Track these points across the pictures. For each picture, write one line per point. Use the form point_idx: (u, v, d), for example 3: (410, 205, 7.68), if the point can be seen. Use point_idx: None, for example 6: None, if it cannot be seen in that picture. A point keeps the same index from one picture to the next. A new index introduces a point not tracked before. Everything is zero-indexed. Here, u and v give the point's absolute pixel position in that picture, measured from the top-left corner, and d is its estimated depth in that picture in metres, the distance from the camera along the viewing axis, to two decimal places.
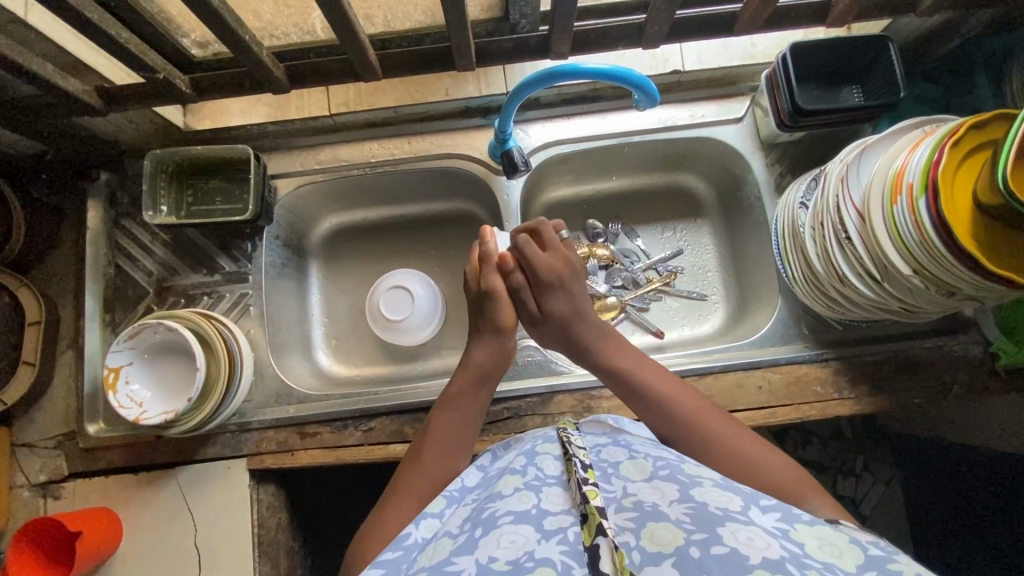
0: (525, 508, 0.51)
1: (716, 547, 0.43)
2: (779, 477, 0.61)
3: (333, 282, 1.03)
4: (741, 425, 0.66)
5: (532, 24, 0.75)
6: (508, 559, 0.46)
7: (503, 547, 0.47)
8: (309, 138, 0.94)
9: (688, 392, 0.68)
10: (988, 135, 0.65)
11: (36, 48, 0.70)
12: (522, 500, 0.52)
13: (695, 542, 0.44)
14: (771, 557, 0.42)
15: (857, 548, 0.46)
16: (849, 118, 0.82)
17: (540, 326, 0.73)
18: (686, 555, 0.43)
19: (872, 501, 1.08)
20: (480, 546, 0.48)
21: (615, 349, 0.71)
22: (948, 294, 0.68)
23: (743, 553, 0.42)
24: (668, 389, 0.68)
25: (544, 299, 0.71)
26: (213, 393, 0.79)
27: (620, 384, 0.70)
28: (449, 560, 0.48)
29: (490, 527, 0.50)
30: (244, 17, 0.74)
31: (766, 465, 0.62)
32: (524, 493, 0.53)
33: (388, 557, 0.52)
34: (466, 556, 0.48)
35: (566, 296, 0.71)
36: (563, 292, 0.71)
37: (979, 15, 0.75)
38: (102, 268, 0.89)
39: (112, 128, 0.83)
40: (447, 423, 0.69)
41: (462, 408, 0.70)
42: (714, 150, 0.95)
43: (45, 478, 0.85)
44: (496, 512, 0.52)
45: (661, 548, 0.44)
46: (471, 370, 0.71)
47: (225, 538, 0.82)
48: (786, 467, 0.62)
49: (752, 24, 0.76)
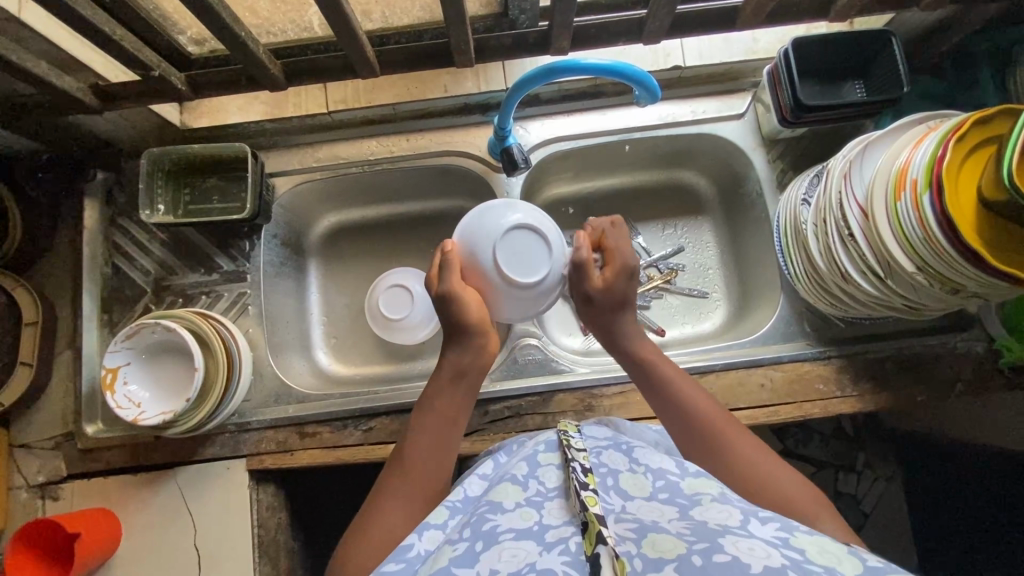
0: (526, 526, 0.51)
1: (718, 555, 0.43)
2: (793, 493, 0.59)
3: (332, 281, 1.02)
4: (758, 440, 0.64)
5: (531, 19, 0.74)
6: (509, 571, 0.46)
7: (504, 560, 0.47)
8: (307, 136, 0.93)
9: (710, 402, 0.67)
10: (993, 130, 0.65)
11: (30, 46, 0.69)
12: (523, 518, 0.52)
13: (698, 550, 0.44)
14: (773, 565, 0.42)
15: (856, 558, 0.45)
16: (850, 113, 0.81)
17: (596, 302, 0.71)
18: (688, 562, 0.43)
19: (873, 498, 1.09)
20: (480, 559, 0.48)
21: (650, 351, 0.71)
22: (952, 292, 0.68)
23: (745, 562, 0.42)
24: (693, 399, 0.67)
25: (613, 278, 0.71)
26: (212, 394, 0.78)
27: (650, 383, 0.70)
28: (449, 569, 0.47)
29: (490, 542, 0.49)
30: (240, 13, 0.73)
31: (779, 483, 0.59)
32: (524, 510, 0.53)
33: (391, 570, 0.52)
34: (466, 568, 0.47)
35: (634, 286, 0.72)
36: (633, 281, 0.72)
37: (982, 10, 0.75)
38: (99, 267, 0.88)
39: (108, 126, 0.82)
40: (428, 424, 0.68)
41: (444, 408, 0.69)
42: (715, 146, 0.95)
43: (43, 479, 0.84)
44: (497, 526, 0.51)
45: (662, 554, 0.44)
46: (447, 371, 0.70)
47: (224, 538, 0.82)
48: (795, 486, 0.60)
49: (754, 20, 0.75)
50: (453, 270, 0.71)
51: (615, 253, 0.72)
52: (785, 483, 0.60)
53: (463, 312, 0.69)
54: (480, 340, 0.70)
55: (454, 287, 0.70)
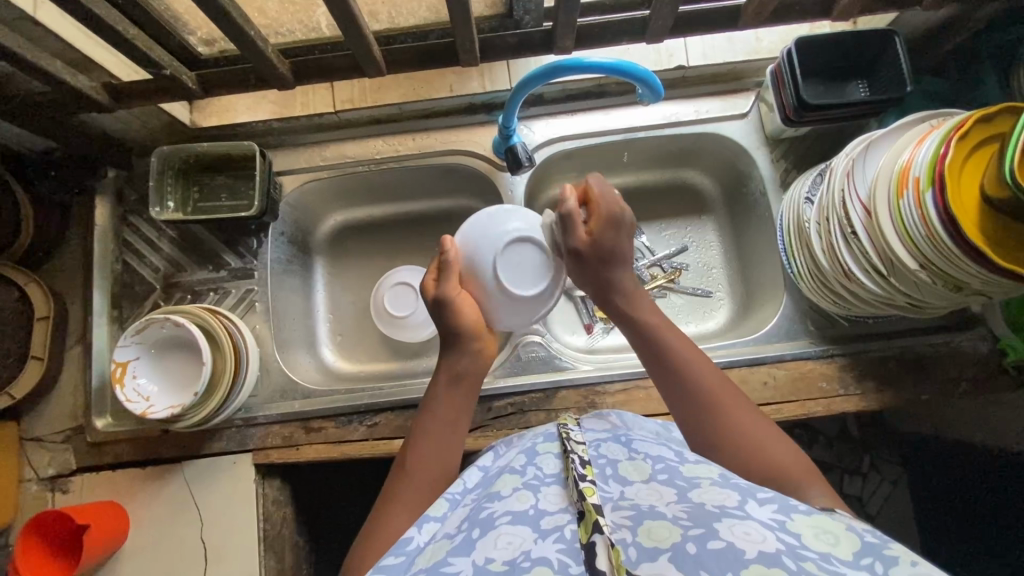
0: (522, 509, 0.52)
1: (713, 541, 0.43)
2: (789, 466, 0.60)
3: (338, 279, 1.03)
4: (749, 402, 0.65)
5: (536, 19, 0.75)
6: (505, 559, 0.46)
7: (499, 548, 0.48)
8: (314, 135, 0.94)
9: (707, 365, 0.67)
10: (995, 129, 0.65)
11: (44, 45, 0.70)
12: (519, 501, 0.53)
13: (692, 537, 0.44)
14: (768, 550, 0.42)
15: (853, 534, 0.46)
16: (849, 114, 0.82)
17: (585, 255, 0.71)
18: (683, 550, 0.43)
19: (878, 501, 1.09)
20: (477, 547, 0.48)
21: (643, 309, 0.72)
22: (956, 288, 0.68)
23: (739, 548, 0.42)
24: (689, 356, 0.67)
25: (599, 229, 0.70)
26: (221, 384, 0.80)
27: (644, 344, 0.70)
28: (446, 561, 0.48)
29: (487, 528, 0.50)
30: (250, 13, 0.74)
31: (775, 457, 0.60)
32: (522, 493, 0.54)
33: (390, 563, 0.51)
34: (462, 557, 0.48)
35: (624, 241, 0.72)
36: (622, 232, 0.71)
37: (987, 9, 0.74)
38: (110, 264, 0.90)
39: (119, 124, 0.84)
40: (436, 425, 0.69)
41: (445, 409, 0.70)
42: (719, 146, 0.95)
43: (53, 472, 0.85)
44: (493, 513, 0.52)
45: (657, 543, 0.44)
46: (445, 374, 0.73)
47: (230, 532, 0.83)
48: (788, 451, 0.61)
49: (756, 19, 0.76)
50: (450, 277, 0.74)
51: (599, 203, 0.72)
52: (781, 453, 0.61)
53: (461, 322, 0.73)
54: (477, 344, 0.73)
55: (450, 294, 0.73)
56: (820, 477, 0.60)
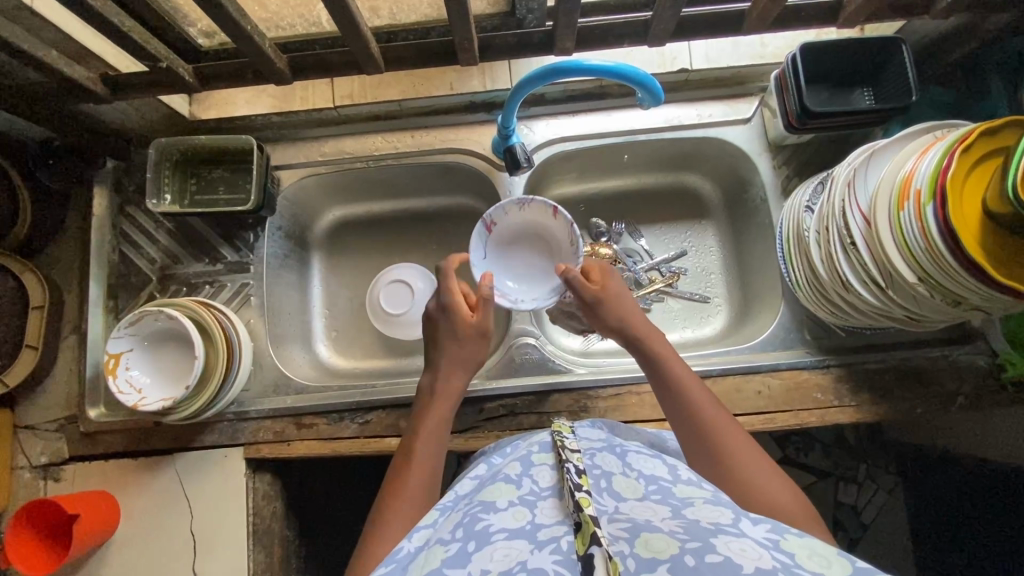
0: (518, 525, 0.51)
1: (711, 555, 0.43)
2: (786, 505, 0.58)
3: (335, 273, 1.03)
4: (751, 437, 0.65)
5: (538, 19, 0.74)
6: (501, 569, 0.46)
7: (496, 560, 0.47)
8: (314, 129, 0.94)
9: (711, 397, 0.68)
10: (1000, 142, 0.64)
11: (42, 36, 0.70)
12: (515, 518, 0.52)
13: (690, 551, 0.43)
14: (765, 567, 0.42)
15: (845, 559, 0.44)
16: (859, 121, 0.80)
17: (598, 308, 0.76)
18: (681, 562, 0.43)
19: (873, 510, 1.09)
20: (473, 559, 0.48)
21: (656, 346, 0.73)
22: (954, 303, 0.67)
23: (737, 563, 0.42)
24: (695, 388, 0.68)
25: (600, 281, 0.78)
26: (210, 382, 0.79)
27: (656, 376, 0.71)
28: (441, 570, 0.47)
29: (482, 541, 0.49)
30: (250, 7, 0.74)
31: (774, 496, 0.59)
32: (518, 509, 0.53)
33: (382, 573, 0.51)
34: (458, 568, 0.47)
35: (616, 280, 0.80)
36: (612, 277, 0.80)
37: (996, 18, 0.73)
38: (106, 254, 0.90)
39: (119, 116, 0.84)
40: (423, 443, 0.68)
41: (440, 423, 0.71)
42: (719, 150, 0.94)
43: (46, 460, 0.86)
44: (490, 526, 0.51)
45: (655, 555, 0.44)
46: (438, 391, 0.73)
47: (220, 525, 0.83)
48: (785, 491, 0.59)
49: (760, 24, 0.75)
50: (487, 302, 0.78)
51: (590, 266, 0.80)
52: (778, 493, 0.59)
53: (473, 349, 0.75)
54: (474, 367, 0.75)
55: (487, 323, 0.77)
56: (815, 515, 0.59)
